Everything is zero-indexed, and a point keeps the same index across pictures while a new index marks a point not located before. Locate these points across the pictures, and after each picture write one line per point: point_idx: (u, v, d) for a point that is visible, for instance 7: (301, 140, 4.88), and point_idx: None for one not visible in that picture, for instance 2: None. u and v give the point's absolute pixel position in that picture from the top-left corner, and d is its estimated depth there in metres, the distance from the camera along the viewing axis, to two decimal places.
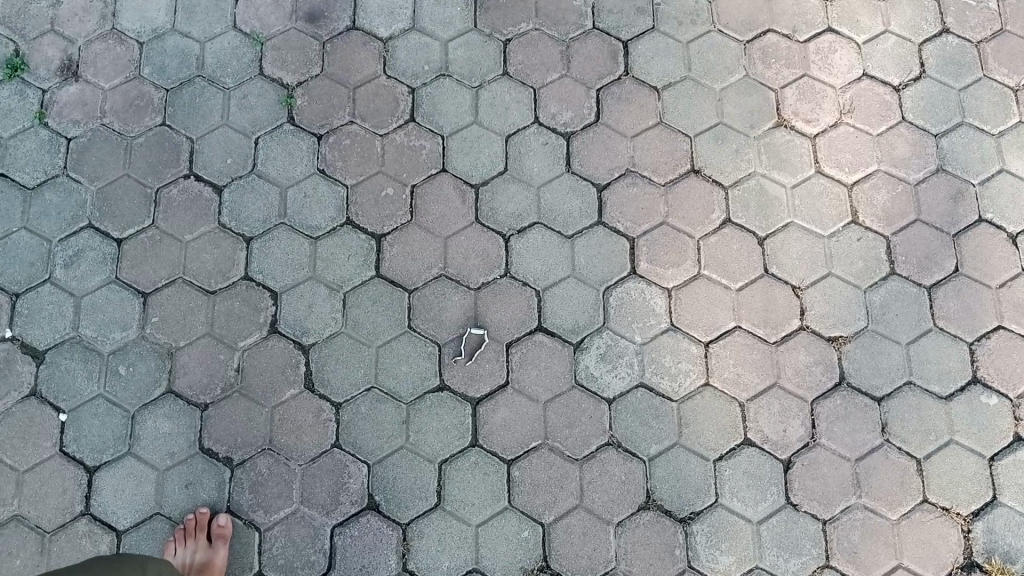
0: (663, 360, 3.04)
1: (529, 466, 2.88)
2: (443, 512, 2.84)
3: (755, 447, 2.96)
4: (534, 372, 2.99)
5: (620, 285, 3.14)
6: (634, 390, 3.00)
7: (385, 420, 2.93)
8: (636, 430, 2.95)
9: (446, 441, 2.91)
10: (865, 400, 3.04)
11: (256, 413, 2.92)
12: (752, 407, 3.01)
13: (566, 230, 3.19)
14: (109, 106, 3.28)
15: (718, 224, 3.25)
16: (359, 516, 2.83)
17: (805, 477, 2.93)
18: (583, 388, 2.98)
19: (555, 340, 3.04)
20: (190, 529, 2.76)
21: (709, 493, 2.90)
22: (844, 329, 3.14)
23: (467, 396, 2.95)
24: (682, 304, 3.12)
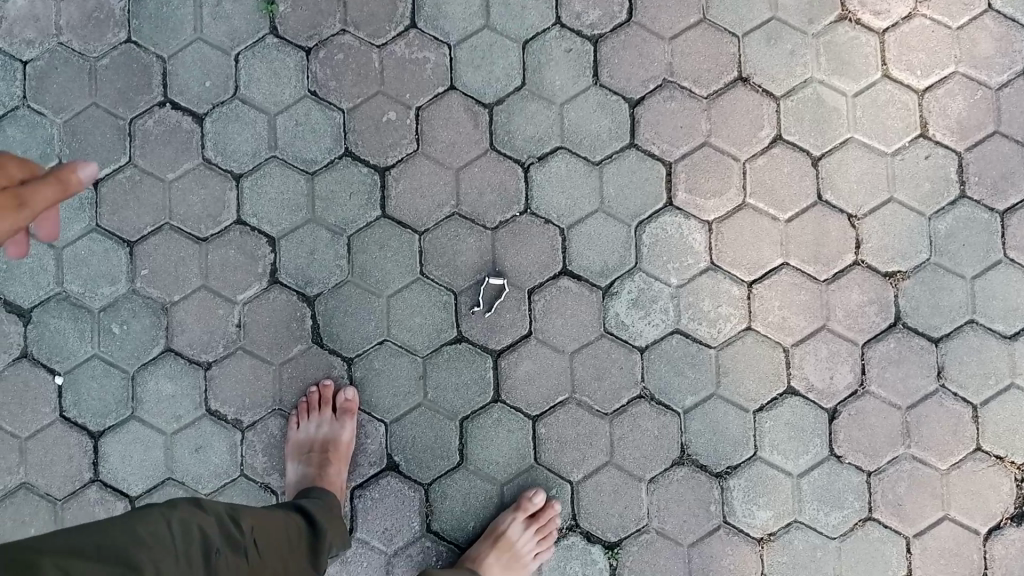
0: (702, 304, 2.78)
1: (555, 423, 2.72)
2: (466, 471, 2.72)
3: (798, 397, 2.76)
4: (559, 321, 2.75)
5: (655, 219, 2.80)
6: (669, 337, 2.76)
7: (400, 376, 2.72)
8: (670, 381, 2.75)
9: (466, 397, 2.73)
10: (922, 342, 2.80)
11: (264, 371, 2.72)
12: (796, 353, 2.77)
13: (594, 156, 2.81)
14: (64, 21, 2.82)
15: (767, 142, 2.84)
16: (378, 477, 2.71)
17: (852, 427, 2.76)
18: (614, 338, 2.76)
19: (583, 285, 2.77)
20: (313, 402, 2.67)
21: (747, 446, 2.75)
22: (903, 263, 2.82)
23: (487, 349, 2.74)
24: (724, 239, 2.80)
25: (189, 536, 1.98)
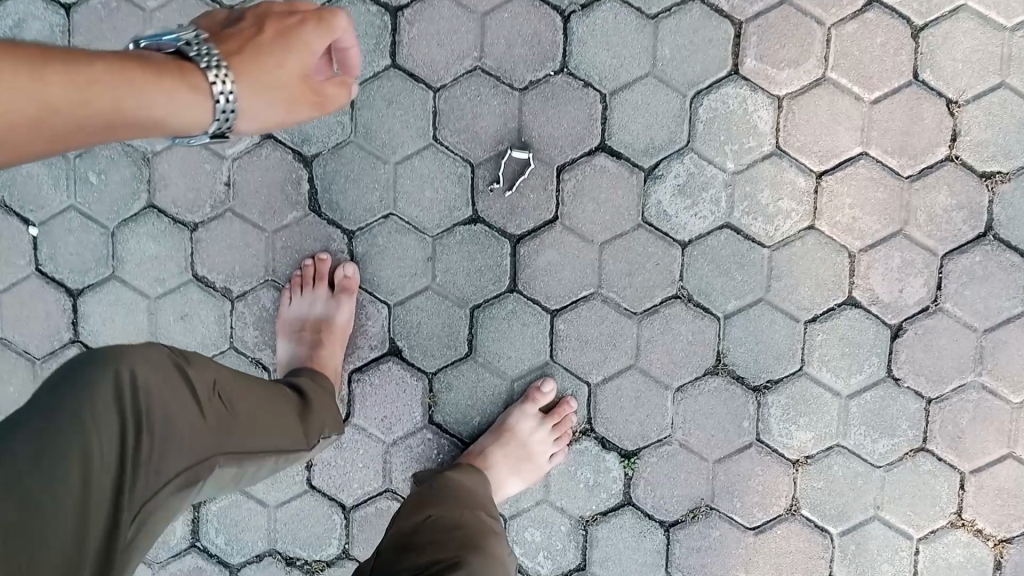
0: (759, 195, 2.38)
1: (576, 320, 2.42)
2: (473, 364, 2.44)
3: (860, 309, 2.40)
4: (590, 206, 2.39)
5: (714, 91, 2.36)
6: (717, 232, 2.39)
7: (407, 255, 2.40)
8: (712, 281, 2.40)
9: (478, 285, 2.42)
10: (1014, 257, 2.39)
11: (255, 237, 2.42)
12: (864, 260, 2.39)
13: (649, 8, 2.34)
14: None
15: (861, 3, 2.34)
16: (379, 362, 2.43)
17: (916, 348, 2.41)
18: (652, 228, 2.39)
19: (621, 165, 2.38)
20: (308, 276, 2.38)
21: (794, 360, 2.42)
22: (1004, 163, 2.37)
23: (505, 232, 2.40)
24: (794, 120, 2.36)
25: (177, 399, 1.68)
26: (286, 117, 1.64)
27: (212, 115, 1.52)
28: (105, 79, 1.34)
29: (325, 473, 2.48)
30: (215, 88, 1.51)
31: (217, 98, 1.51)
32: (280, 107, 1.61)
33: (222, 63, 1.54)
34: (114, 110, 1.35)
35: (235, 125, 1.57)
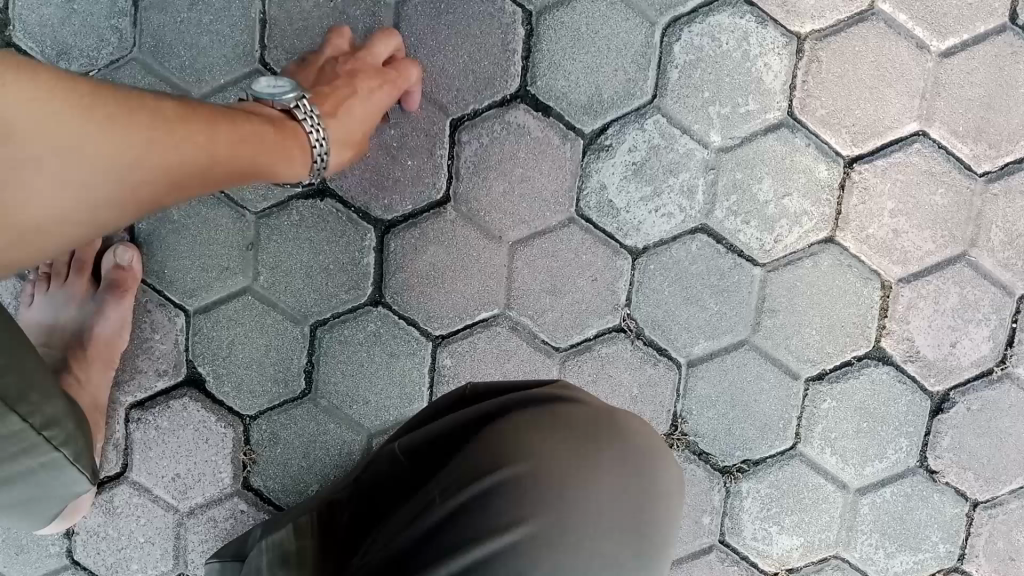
0: (757, 188, 1.56)
1: (468, 354, 1.61)
2: (312, 408, 1.64)
3: (889, 367, 1.61)
4: (498, 184, 1.57)
5: (700, 19, 1.52)
6: (686, 239, 1.57)
7: (215, 241, 1.59)
8: (676, 311, 1.60)
9: (324, 292, 1.60)
10: None
11: None
12: (902, 296, 1.59)
13: None
14: None
15: None
16: (170, 396, 1.64)
17: (967, 429, 1.63)
18: (591, 225, 1.58)
19: (550, 125, 1.55)
20: (60, 265, 1.59)
21: (784, 435, 1.63)
22: None
23: (368, 216, 1.58)
24: (819, 75, 1.53)
25: None
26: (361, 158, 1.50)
27: (310, 168, 1.34)
28: (248, 142, 1.22)
29: (91, 548, 1.71)
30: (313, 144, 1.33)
31: (314, 152, 1.34)
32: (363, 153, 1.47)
33: (317, 113, 1.35)
34: (245, 172, 1.24)
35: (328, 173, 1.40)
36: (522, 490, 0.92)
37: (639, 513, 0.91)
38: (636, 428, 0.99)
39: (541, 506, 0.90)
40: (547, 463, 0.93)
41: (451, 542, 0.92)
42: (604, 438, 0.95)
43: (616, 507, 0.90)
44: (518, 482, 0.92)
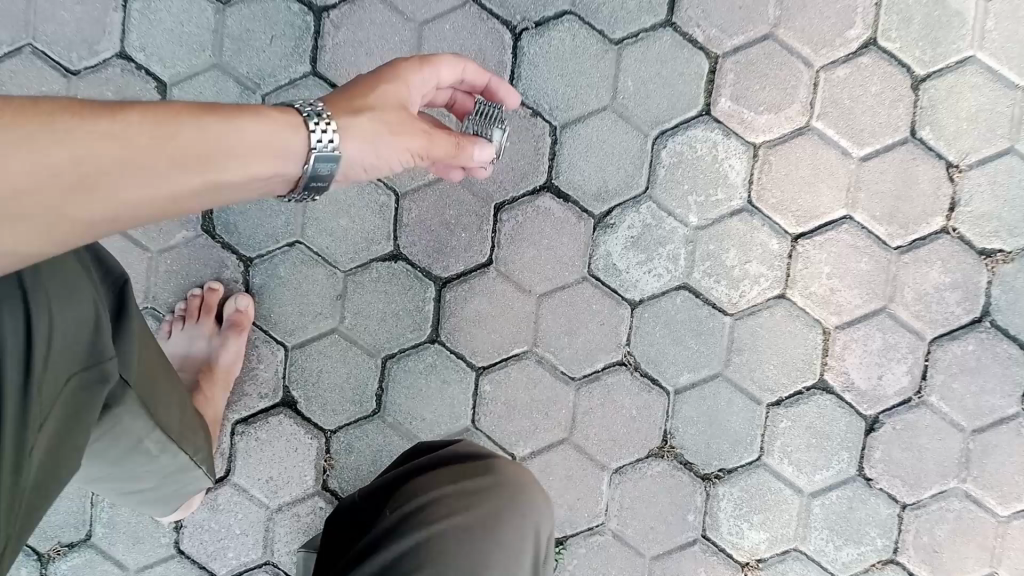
0: (725, 258, 2.05)
1: (505, 382, 2.07)
2: (381, 424, 2.09)
3: (830, 396, 2.07)
4: (529, 252, 2.06)
5: (680, 133, 2.03)
6: (672, 294, 2.06)
7: (312, 293, 2.07)
8: (665, 350, 2.07)
9: (394, 332, 2.08)
10: (1011, 349, 2.07)
11: (135, 258, 2.08)
12: (838, 339, 2.06)
13: (613, 33, 2.02)
14: None
15: (856, 48, 2.01)
16: (268, 414, 2.09)
17: (894, 445, 2.08)
18: (600, 283, 2.06)
19: (569, 209, 2.06)
20: (192, 309, 2.05)
21: (751, 448, 2.08)
22: (1005, 240, 2.06)
23: (430, 273, 2.07)
24: (771, 173, 2.03)
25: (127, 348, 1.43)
26: (395, 152, 1.47)
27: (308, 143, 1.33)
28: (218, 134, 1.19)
29: (195, 538, 2.12)
30: (311, 120, 1.34)
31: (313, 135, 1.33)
32: (387, 137, 1.45)
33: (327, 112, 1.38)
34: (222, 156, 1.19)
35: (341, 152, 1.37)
36: (438, 507, 1.40)
37: (519, 519, 1.43)
38: (517, 472, 1.52)
39: (452, 518, 1.39)
40: (456, 495, 1.42)
41: (387, 544, 1.37)
42: (495, 476, 1.47)
43: (503, 519, 1.41)
44: (435, 503, 1.41)
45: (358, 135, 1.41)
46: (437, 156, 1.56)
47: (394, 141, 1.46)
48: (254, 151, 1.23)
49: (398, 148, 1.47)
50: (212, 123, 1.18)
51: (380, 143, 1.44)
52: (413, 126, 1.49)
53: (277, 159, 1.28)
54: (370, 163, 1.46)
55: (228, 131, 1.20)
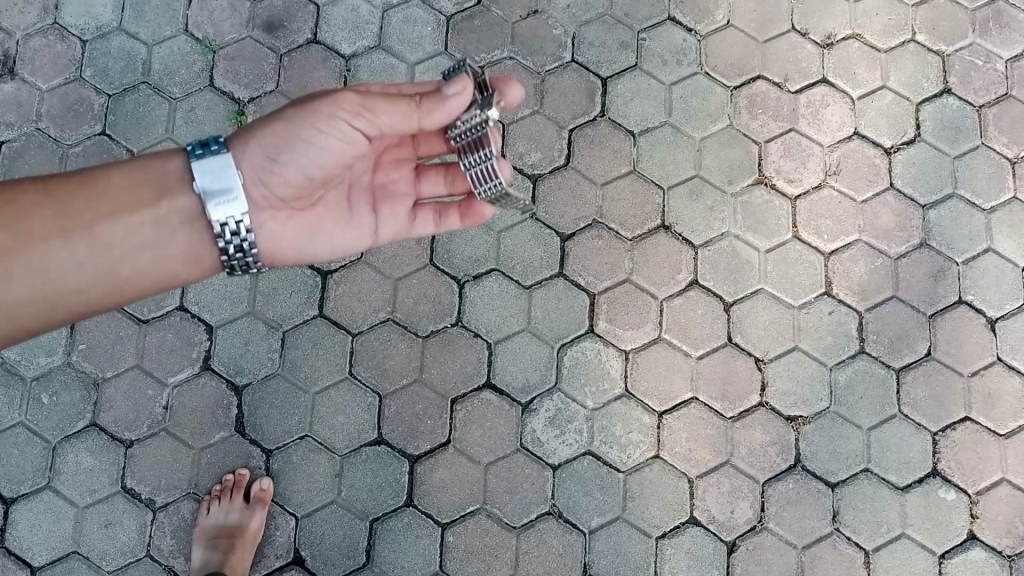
0: (614, 430, 2.92)
1: (464, 532, 2.80)
2: (370, 572, 2.77)
3: (700, 527, 2.87)
4: (477, 432, 2.88)
5: (576, 344, 2.97)
6: (580, 457, 2.89)
7: (317, 472, 2.82)
8: (579, 500, 2.86)
9: (379, 499, 2.81)
10: (820, 485, 2.93)
11: (183, 455, 2.82)
12: (700, 484, 2.90)
13: (525, 280, 3.01)
14: (45, 109, 3.07)
15: (684, 285, 3.04)
16: (282, 570, 2.77)
17: (749, 561, 2.87)
18: (528, 453, 2.88)
19: (503, 400, 2.91)
20: (227, 488, 2.76)
21: (647, 571, 2.83)
22: (804, 408, 2.98)
23: (405, 452, 2.85)
24: (638, 369, 2.96)
25: None
26: (304, 121, 2.13)
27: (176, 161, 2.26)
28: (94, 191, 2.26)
29: None
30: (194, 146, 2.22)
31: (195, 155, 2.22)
32: (295, 117, 2.13)
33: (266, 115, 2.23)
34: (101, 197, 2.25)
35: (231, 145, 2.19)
36: None
37: None
38: None
39: None
40: None
41: None
42: None
43: None
44: None
45: (278, 128, 2.15)
46: (371, 109, 2.10)
47: (313, 117, 2.11)
48: (145, 183, 2.25)
49: (305, 123, 2.12)
50: (102, 184, 2.26)
51: (300, 126, 2.13)
52: (339, 95, 2.11)
53: (172, 183, 2.25)
54: (277, 144, 2.16)
55: (125, 181, 2.27)
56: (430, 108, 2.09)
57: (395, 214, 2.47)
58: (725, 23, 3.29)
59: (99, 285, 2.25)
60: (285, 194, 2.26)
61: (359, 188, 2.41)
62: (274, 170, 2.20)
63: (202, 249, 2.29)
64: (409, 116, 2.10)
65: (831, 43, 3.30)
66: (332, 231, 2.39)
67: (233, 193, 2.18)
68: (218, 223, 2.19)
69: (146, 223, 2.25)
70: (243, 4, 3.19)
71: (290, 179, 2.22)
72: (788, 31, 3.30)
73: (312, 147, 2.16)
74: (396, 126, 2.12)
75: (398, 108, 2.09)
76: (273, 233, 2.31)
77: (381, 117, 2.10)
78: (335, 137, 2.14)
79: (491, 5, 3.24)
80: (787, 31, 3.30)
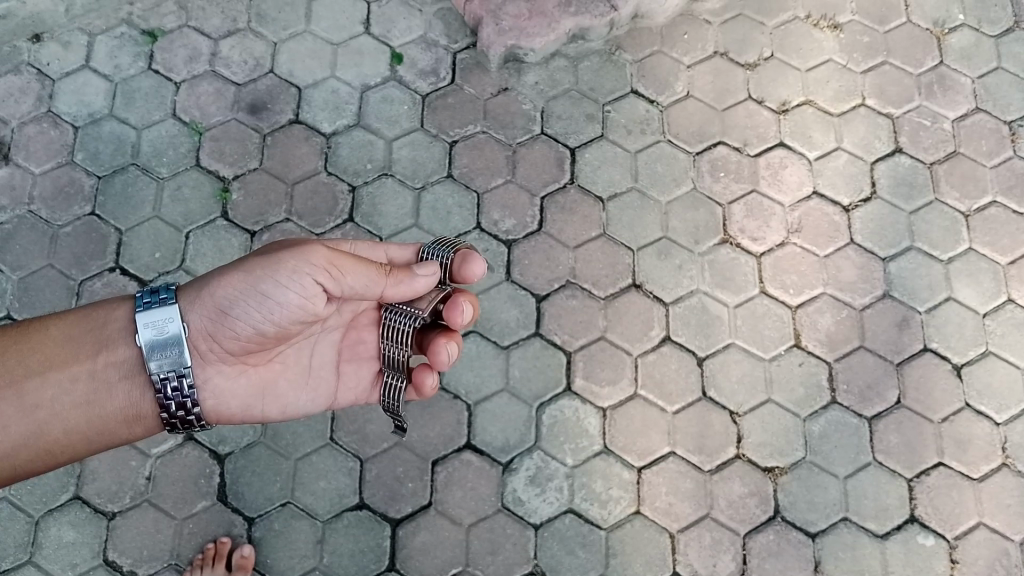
0: (594, 486, 2.95)
1: None
2: None
3: None
4: (458, 493, 2.91)
5: (553, 403, 3.03)
6: (562, 516, 2.91)
7: (299, 540, 2.85)
8: (561, 559, 2.87)
9: (361, 564, 2.83)
10: (800, 536, 2.95)
11: (165, 525, 2.84)
12: (681, 539, 2.92)
13: (502, 341, 3.09)
14: (38, 191, 3.21)
15: (656, 341, 3.13)
16: None
17: None
18: (510, 513, 2.90)
19: (483, 460, 2.95)
20: (208, 557, 2.77)
21: None
22: (780, 459, 3.02)
23: (386, 516, 2.88)
24: (616, 426, 3.02)
25: None
26: (264, 271, 2.21)
27: (117, 312, 2.32)
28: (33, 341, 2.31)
29: None
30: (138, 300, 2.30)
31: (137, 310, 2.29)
32: (261, 268, 2.21)
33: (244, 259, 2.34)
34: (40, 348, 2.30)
35: (183, 298, 2.26)
36: None
37: None
38: None
39: None
40: None
41: None
42: None
43: None
44: None
45: (238, 280, 2.23)
46: (338, 268, 2.22)
47: (277, 270, 2.21)
48: (89, 335, 2.31)
49: (267, 273, 2.21)
50: (43, 336, 2.31)
51: (261, 278, 2.21)
52: (307, 250, 2.22)
53: (112, 338, 2.31)
54: (236, 293, 2.23)
55: (67, 332, 2.33)
56: (397, 279, 2.29)
57: (350, 374, 2.56)
58: (685, 94, 3.50)
59: (31, 448, 2.26)
60: (237, 348, 2.33)
61: (314, 345, 2.50)
62: (226, 324, 2.27)
63: (143, 402, 2.33)
64: (374, 279, 2.26)
65: (786, 109, 3.50)
66: (283, 388, 2.47)
67: (178, 348, 2.26)
68: (159, 375, 2.26)
69: (84, 380, 2.29)
70: (228, 88, 3.38)
71: (242, 333, 2.28)
72: (745, 100, 3.51)
73: (269, 300, 2.22)
74: (360, 287, 2.27)
75: (366, 272, 2.24)
76: (219, 389, 2.39)
77: (347, 275, 2.24)
78: (297, 291, 2.22)
79: (464, 84, 3.45)
80: (744, 99, 3.51)
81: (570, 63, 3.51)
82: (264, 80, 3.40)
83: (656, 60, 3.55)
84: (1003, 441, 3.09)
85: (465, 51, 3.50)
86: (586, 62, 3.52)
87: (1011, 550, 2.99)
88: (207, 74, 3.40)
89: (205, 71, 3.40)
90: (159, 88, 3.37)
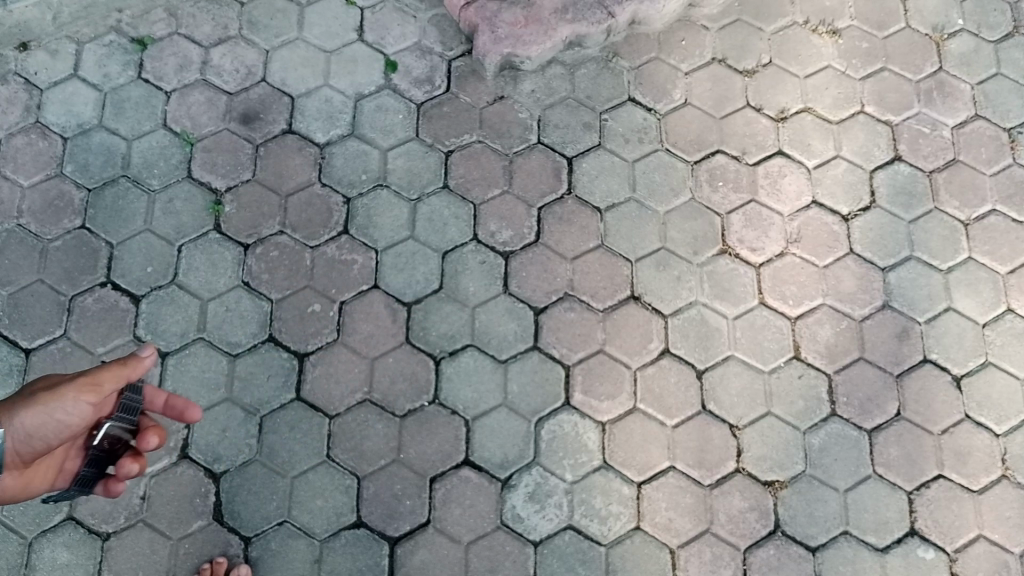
0: (593, 502, 2.92)
1: None
2: None
3: None
4: (457, 511, 2.88)
5: (552, 418, 3.00)
6: (562, 533, 2.89)
7: (296, 559, 2.81)
8: None
9: None
10: (801, 550, 2.94)
11: (160, 545, 2.80)
12: (681, 555, 2.90)
13: (500, 354, 3.06)
14: (27, 205, 3.15)
15: (655, 353, 3.10)
16: None
17: None
18: (509, 530, 2.88)
19: (482, 476, 2.92)
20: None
21: None
22: (780, 473, 3.01)
23: (385, 535, 2.85)
24: (615, 441, 2.99)
25: None
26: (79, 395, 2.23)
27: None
28: None
29: None
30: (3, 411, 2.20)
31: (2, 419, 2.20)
32: (69, 391, 2.23)
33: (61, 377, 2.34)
34: None
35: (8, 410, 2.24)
36: None
37: None
38: None
39: None
40: None
41: None
42: None
43: None
44: None
45: (42, 401, 2.22)
46: (93, 386, 2.25)
47: (51, 395, 2.23)
48: None
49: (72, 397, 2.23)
50: None
51: (55, 404, 2.23)
52: (78, 375, 2.26)
53: None
54: (40, 415, 2.22)
55: None
56: (132, 367, 2.29)
57: (70, 475, 2.47)
58: (683, 101, 3.46)
59: None
60: (20, 459, 2.30)
61: (73, 450, 2.45)
62: (24, 442, 2.25)
63: None
64: (116, 384, 2.29)
65: (785, 116, 3.47)
66: (32, 487, 2.42)
67: None
68: None
69: None
70: (220, 97, 3.33)
71: (20, 446, 2.26)
72: (744, 107, 3.48)
73: (55, 421, 2.24)
74: (104, 395, 2.30)
75: (113, 380, 2.27)
76: None
77: (101, 388, 2.27)
78: (65, 411, 2.24)
79: (459, 92, 3.40)
80: (743, 107, 3.47)
81: (566, 70, 3.47)
82: (256, 89, 3.34)
83: (654, 66, 3.51)
84: (1002, 453, 3.08)
85: (461, 59, 3.45)
86: (583, 69, 3.48)
87: (1010, 562, 2.98)
88: (198, 83, 3.34)
89: (196, 80, 3.34)
90: (149, 97, 3.31)
